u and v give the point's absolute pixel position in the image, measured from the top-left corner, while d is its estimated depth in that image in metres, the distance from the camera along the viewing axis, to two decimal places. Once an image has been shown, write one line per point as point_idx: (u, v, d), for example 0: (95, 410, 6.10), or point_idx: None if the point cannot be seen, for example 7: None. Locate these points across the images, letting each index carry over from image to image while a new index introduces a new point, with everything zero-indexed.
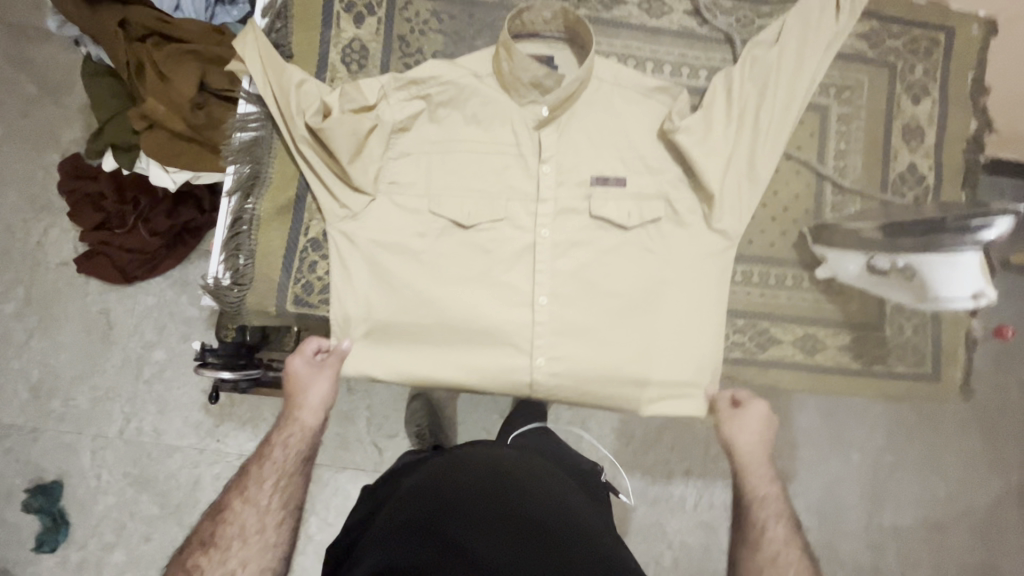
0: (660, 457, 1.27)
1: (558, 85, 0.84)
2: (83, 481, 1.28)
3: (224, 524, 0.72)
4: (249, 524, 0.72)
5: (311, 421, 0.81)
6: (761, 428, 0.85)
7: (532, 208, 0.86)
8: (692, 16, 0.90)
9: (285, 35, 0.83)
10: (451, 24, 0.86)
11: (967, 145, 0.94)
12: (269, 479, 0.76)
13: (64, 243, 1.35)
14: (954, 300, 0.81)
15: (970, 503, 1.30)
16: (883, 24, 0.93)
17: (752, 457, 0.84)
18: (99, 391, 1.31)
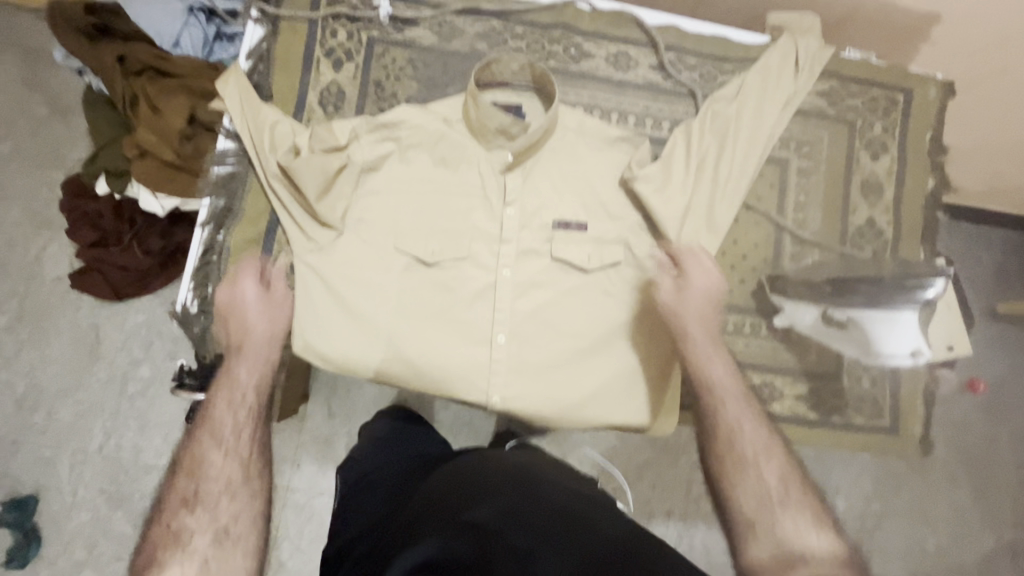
0: (637, 497, 1.26)
1: (523, 133, 0.86)
2: (59, 496, 1.29)
3: (188, 481, 0.74)
4: (207, 482, 0.74)
5: (256, 338, 0.82)
6: (704, 272, 0.82)
7: (495, 248, 0.89)
8: (657, 70, 0.94)
9: (266, 77, 0.88)
10: (425, 72, 0.91)
11: (926, 201, 0.96)
12: (218, 434, 0.78)
13: (61, 258, 1.39)
14: (894, 356, 0.87)
15: (959, 556, 1.30)
16: (843, 83, 0.97)
17: (701, 339, 0.81)
18: (82, 405, 1.32)
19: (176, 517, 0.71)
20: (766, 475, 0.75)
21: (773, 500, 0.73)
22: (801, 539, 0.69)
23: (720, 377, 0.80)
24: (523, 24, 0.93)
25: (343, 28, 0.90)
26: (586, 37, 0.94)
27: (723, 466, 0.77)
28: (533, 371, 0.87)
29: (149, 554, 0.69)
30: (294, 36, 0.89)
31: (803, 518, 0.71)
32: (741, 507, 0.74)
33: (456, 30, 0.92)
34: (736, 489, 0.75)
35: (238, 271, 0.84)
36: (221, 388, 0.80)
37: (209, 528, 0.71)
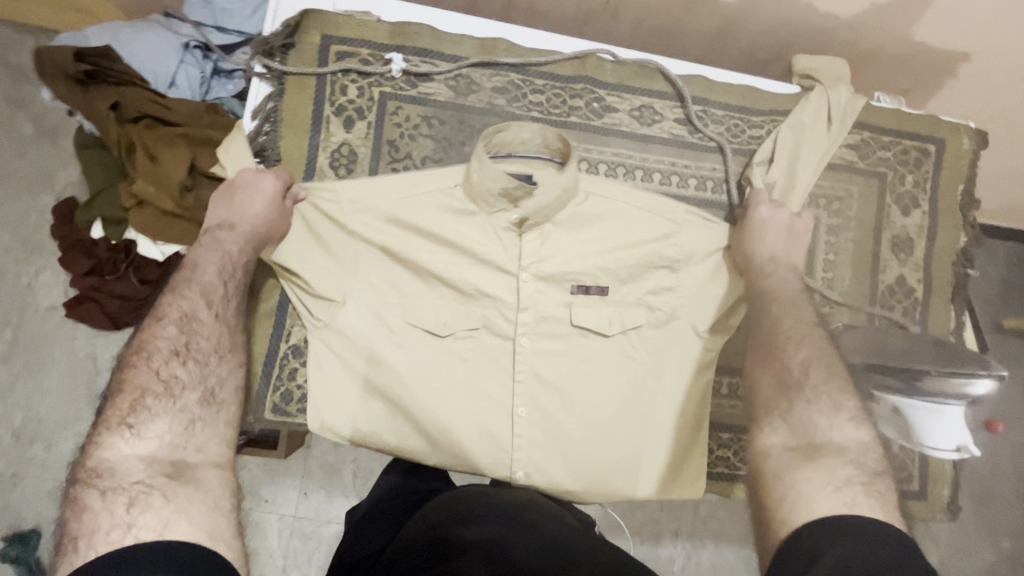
0: (651, 528, 1.25)
1: (528, 197, 0.82)
2: None
3: (156, 360, 0.67)
4: (185, 358, 0.68)
5: (250, 228, 0.78)
6: (777, 228, 0.83)
7: (511, 315, 0.85)
8: (683, 124, 0.90)
9: (273, 139, 0.84)
10: (440, 129, 0.87)
11: (956, 259, 0.94)
12: (210, 294, 0.74)
13: (55, 286, 1.33)
14: (941, 449, 0.75)
15: (962, 570, 1.32)
16: (875, 135, 0.93)
17: (765, 254, 0.82)
18: (83, 437, 1.29)
19: (156, 361, 0.67)
20: (791, 360, 0.72)
21: (795, 383, 0.70)
22: (824, 429, 0.66)
23: (782, 283, 0.80)
24: (544, 77, 0.88)
25: (353, 84, 0.85)
26: (609, 90, 0.89)
27: (757, 351, 0.76)
28: (552, 438, 0.84)
29: (125, 395, 0.64)
30: (302, 92, 0.84)
31: (826, 403, 0.67)
32: (762, 395, 0.72)
33: (473, 84, 0.87)
34: (763, 372, 0.73)
35: (243, 175, 0.80)
36: (193, 275, 0.74)
37: (187, 393, 0.66)
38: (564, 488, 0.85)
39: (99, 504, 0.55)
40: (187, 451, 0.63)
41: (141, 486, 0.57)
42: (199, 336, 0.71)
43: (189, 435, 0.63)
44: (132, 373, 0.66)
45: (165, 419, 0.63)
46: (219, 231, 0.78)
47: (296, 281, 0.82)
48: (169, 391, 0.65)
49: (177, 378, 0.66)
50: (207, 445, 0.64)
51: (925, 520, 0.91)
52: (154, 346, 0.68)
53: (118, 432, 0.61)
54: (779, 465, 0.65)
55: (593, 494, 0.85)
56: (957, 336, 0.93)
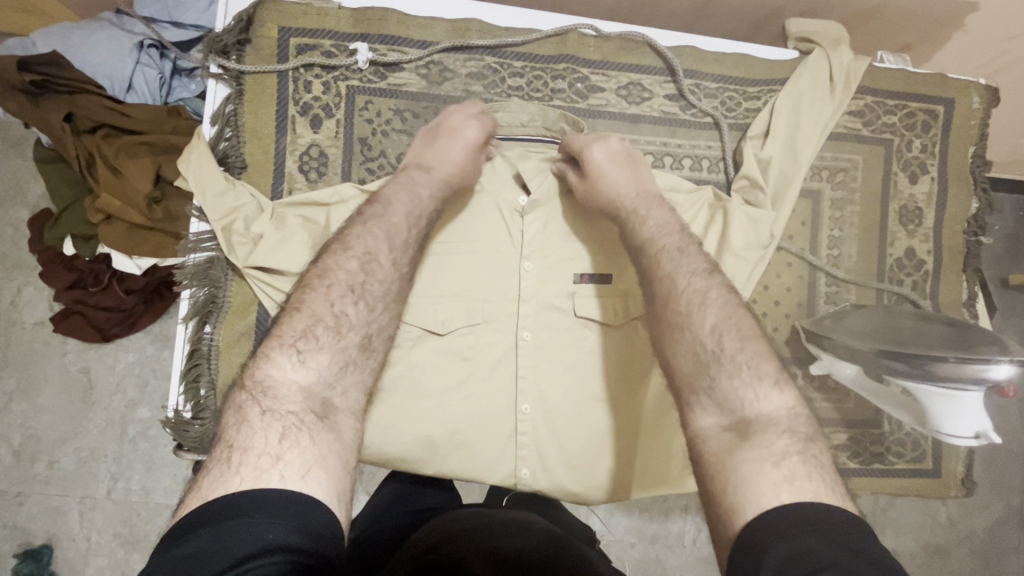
0: (663, 508, 1.23)
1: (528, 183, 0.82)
2: (73, 544, 1.23)
3: (334, 291, 0.62)
4: (359, 297, 0.63)
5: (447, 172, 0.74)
6: (619, 162, 0.77)
7: (512, 309, 0.81)
8: (674, 100, 0.84)
9: (235, 145, 0.77)
10: (415, 123, 0.81)
11: (967, 226, 0.89)
12: (393, 236, 0.68)
13: (39, 301, 1.29)
14: (955, 436, 0.69)
15: (971, 526, 1.32)
16: (878, 99, 0.87)
17: (628, 196, 0.74)
18: (84, 452, 1.26)
19: (336, 292, 0.62)
20: (700, 330, 0.63)
21: (710, 356, 0.61)
22: (748, 400, 0.58)
23: (659, 223, 0.72)
24: (522, 59, 0.82)
25: (317, 79, 0.79)
26: (594, 69, 0.83)
27: (660, 327, 0.67)
28: (563, 435, 0.80)
29: (298, 314, 0.60)
30: (263, 92, 0.78)
31: (745, 370, 0.60)
32: (681, 372, 0.63)
33: (448, 71, 0.81)
34: (673, 351, 0.65)
35: (444, 122, 0.76)
36: (383, 211, 0.69)
37: (354, 332, 0.61)
38: (566, 483, 0.81)
39: (259, 423, 0.52)
40: (336, 396, 0.57)
41: (294, 419, 0.53)
42: (375, 279, 0.64)
43: (339, 381, 0.58)
44: (308, 296, 0.61)
45: (327, 355, 0.58)
46: (412, 172, 0.74)
47: (281, 289, 0.74)
48: (337, 328, 0.60)
49: (347, 315, 0.61)
50: (350, 392, 0.58)
51: (940, 497, 0.88)
52: (334, 274, 0.63)
53: (284, 352, 0.57)
54: (720, 452, 0.57)
55: (592, 488, 0.81)
56: (969, 307, 0.89)
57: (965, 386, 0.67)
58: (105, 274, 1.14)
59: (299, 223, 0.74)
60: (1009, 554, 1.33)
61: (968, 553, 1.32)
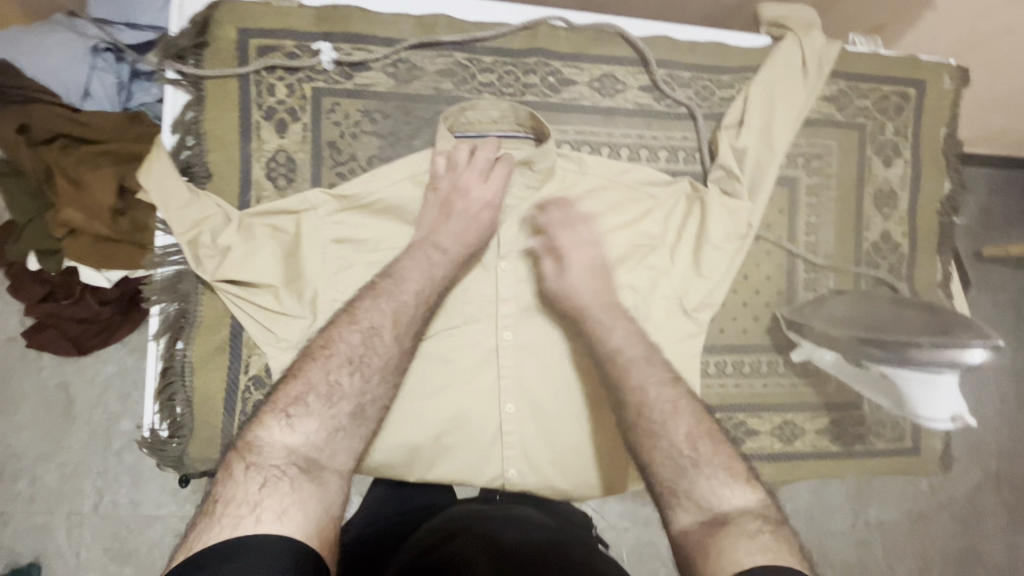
0: None
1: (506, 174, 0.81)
2: (62, 560, 1.21)
3: (333, 361, 0.64)
4: (354, 368, 0.65)
5: (457, 241, 0.75)
6: (589, 270, 0.77)
7: (493, 309, 0.80)
8: (648, 91, 0.83)
9: (198, 154, 0.75)
10: (385, 123, 0.78)
11: (940, 207, 0.90)
12: (399, 312, 0.69)
13: (10, 317, 1.25)
14: (932, 420, 0.72)
15: (951, 494, 1.36)
16: (851, 83, 0.87)
17: (594, 307, 0.75)
18: (68, 467, 1.23)
19: (333, 363, 0.64)
20: (676, 439, 0.67)
21: (688, 462, 0.65)
22: (722, 501, 0.63)
23: (621, 342, 0.74)
24: (492, 54, 0.80)
25: (281, 82, 0.76)
26: (565, 62, 0.81)
27: (633, 429, 0.69)
28: (545, 431, 0.80)
29: (295, 383, 0.63)
30: (224, 97, 0.75)
31: (721, 478, 0.64)
32: (668, 475, 0.66)
33: (416, 69, 0.79)
34: (650, 452, 0.67)
35: (460, 189, 0.76)
36: (395, 288, 0.70)
37: (346, 402, 0.63)
38: (553, 482, 0.81)
39: (242, 477, 0.56)
40: (323, 462, 0.60)
41: (277, 471, 0.57)
42: (376, 352, 0.66)
43: (325, 447, 0.61)
44: (307, 365, 0.64)
45: (316, 421, 0.61)
46: (425, 247, 0.74)
47: (255, 301, 0.73)
48: (329, 397, 0.62)
49: (340, 386, 0.63)
50: (339, 457, 0.62)
51: (919, 474, 0.90)
52: (334, 345, 0.65)
53: (275, 418, 0.60)
54: (698, 541, 0.61)
55: (579, 485, 0.81)
56: (944, 287, 0.90)
57: (938, 370, 0.69)
58: (78, 286, 1.10)
59: (267, 233, 0.73)
60: (988, 519, 1.37)
61: (949, 519, 1.36)
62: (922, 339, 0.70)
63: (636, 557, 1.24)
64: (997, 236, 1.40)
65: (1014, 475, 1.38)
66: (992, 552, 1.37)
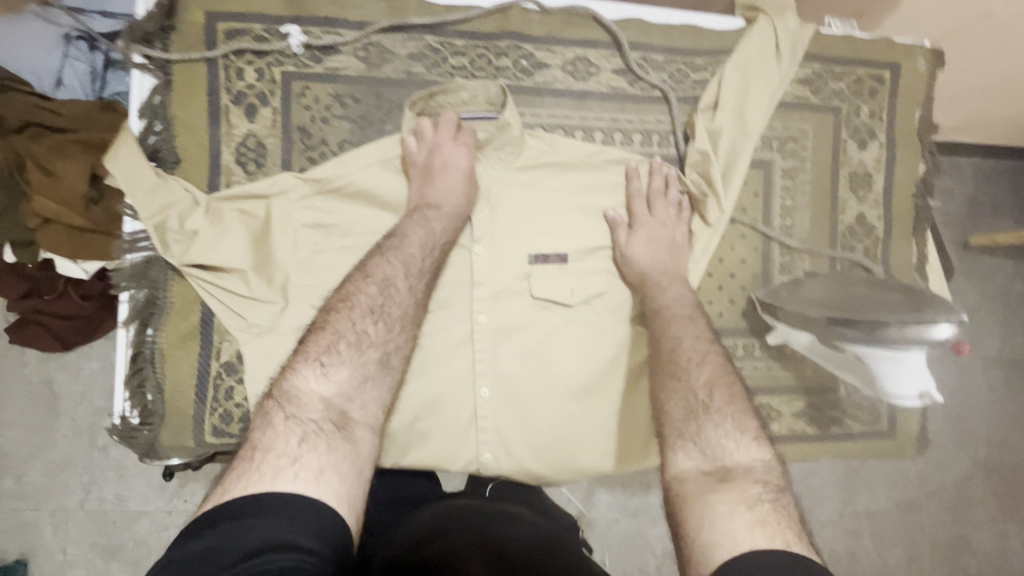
0: (643, 483, 1.25)
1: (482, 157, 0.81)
2: (49, 557, 1.21)
3: (356, 311, 0.65)
4: (377, 317, 0.66)
5: (455, 204, 0.75)
6: (653, 241, 0.79)
7: (467, 293, 0.80)
8: (621, 74, 0.83)
9: (166, 139, 0.74)
10: (356, 108, 0.78)
11: (916, 189, 0.90)
12: (410, 264, 0.70)
13: None
14: (900, 397, 0.72)
15: (939, 481, 1.37)
16: (826, 65, 0.87)
17: (655, 271, 0.78)
18: (53, 464, 1.22)
19: (356, 312, 0.65)
20: (695, 384, 0.68)
21: (701, 407, 0.66)
22: (727, 451, 0.62)
23: (677, 298, 0.76)
24: (464, 37, 0.79)
25: (249, 66, 0.76)
26: (538, 45, 0.81)
27: (659, 378, 0.71)
28: (520, 416, 0.80)
29: (322, 334, 0.64)
30: (192, 82, 0.75)
31: (729, 429, 0.63)
32: (678, 418, 0.66)
33: (386, 53, 0.78)
34: (666, 399, 0.69)
35: (438, 156, 0.76)
36: (401, 243, 0.71)
37: (372, 351, 0.64)
38: (530, 465, 0.81)
39: (282, 425, 0.56)
40: (355, 409, 0.61)
41: (314, 425, 0.57)
42: (393, 301, 0.68)
43: (358, 395, 0.62)
44: (332, 316, 0.65)
45: (348, 369, 0.62)
46: (424, 209, 0.74)
47: (225, 286, 0.72)
48: (357, 344, 0.64)
49: (365, 335, 0.64)
50: (371, 405, 0.62)
51: (897, 455, 0.90)
52: (354, 297, 0.66)
53: (308, 365, 0.61)
54: (694, 489, 0.60)
55: (557, 467, 0.81)
56: (920, 269, 0.90)
57: (907, 346, 0.69)
58: (59, 281, 1.08)
59: (236, 217, 0.72)
60: (976, 506, 1.38)
61: (936, 506, 1.36)
62: (884, 314, 0.70)
63: (624, 546, 1.24)
64: (983, 224, 1.40)
65: (1002, 463, 1.39)
66: (980, 538, 1.37)
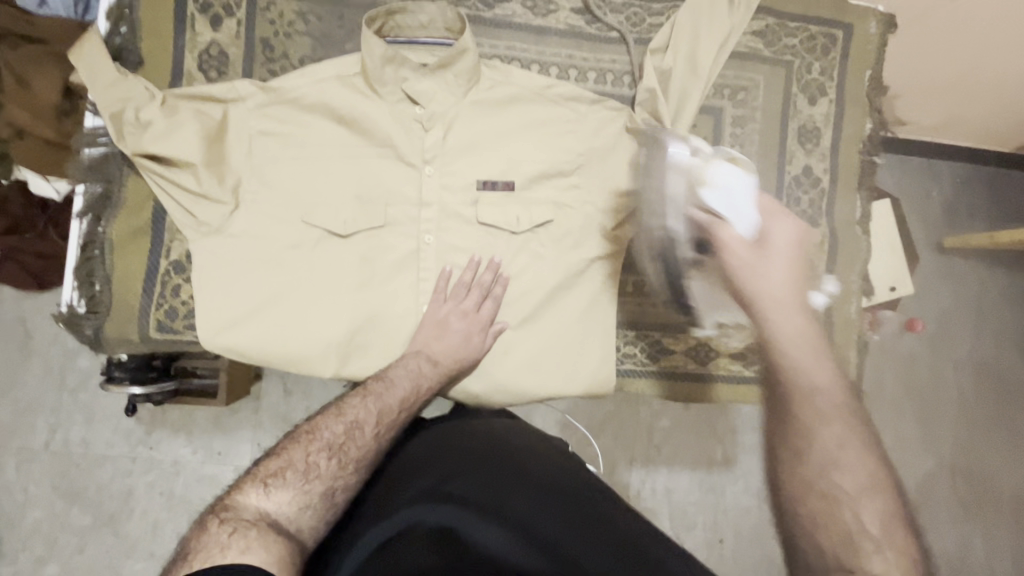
0: (608, 461, 1.24)
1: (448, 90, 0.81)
2: (10, 494, 1.21)
3: (315, 443, 0.64)
4: (334, 454, 0.64)
5: (444, 359, 0.77)
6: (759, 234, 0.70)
7: (415, 212, 0.81)
8: (579, 13, 0.86)
9: (132, 41, 0.77)
10: (318, 26, 0.81)
11: (863, 145, 0.93)
12: (384, 413, 0.69)
13: None
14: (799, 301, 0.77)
15: (903, 479, 1.37)
16: (779, 21, 0.90)
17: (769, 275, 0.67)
18: (20, 403, 1.23)
19: (315, 445, 0.63)
20: (848, 470, 0.54)
21: (842, 492, 0.54)
22: (861, 556, 0.51)
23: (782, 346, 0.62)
24: None
25: None
26: None
27: (785, 425, 0.57)
28: None
29: (278, 458, 0.62)
30: None
31: (888, 546, 0.51)
32: (845, 489, 0.54)
33: None
34: (789, 470, 0.56)
35: (458, 355, 0.78)
36: (384, 388, 0.71)
37: (322, 482, 0.61)
38: (467, 386, 0.82)
39: (215, 529, 0.53)
40: (289, 533, 0.57)
41: (249, 522, 0.55)
42: (355, 444, 0.66)
43: (299, 520, 0.58)
44: (293, 443, 0.64)
45: (293, 493, 0.59)
46: (418, 357, 0.76)
47: (176, 181, 0.74)
48: (307, 475, 0.61)
49: (317, 468, 0.62)
50: (306, 534, 0.58)
51: None
52: (320, 431, 0.65)
53: (255, 485, 0.59)
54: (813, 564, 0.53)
55: (491, 391, 0.83)
56: (863, 224, 0.93)
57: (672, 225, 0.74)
58: (41, 220, 1.11)
59: (192, 113, 0.75)
60: (939, 506, 1.37)
61: None
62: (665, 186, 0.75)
63: None
64: (951, 224, 1.42)
65: (963, 462, 1.39)
66: (941, 537, 1.37)
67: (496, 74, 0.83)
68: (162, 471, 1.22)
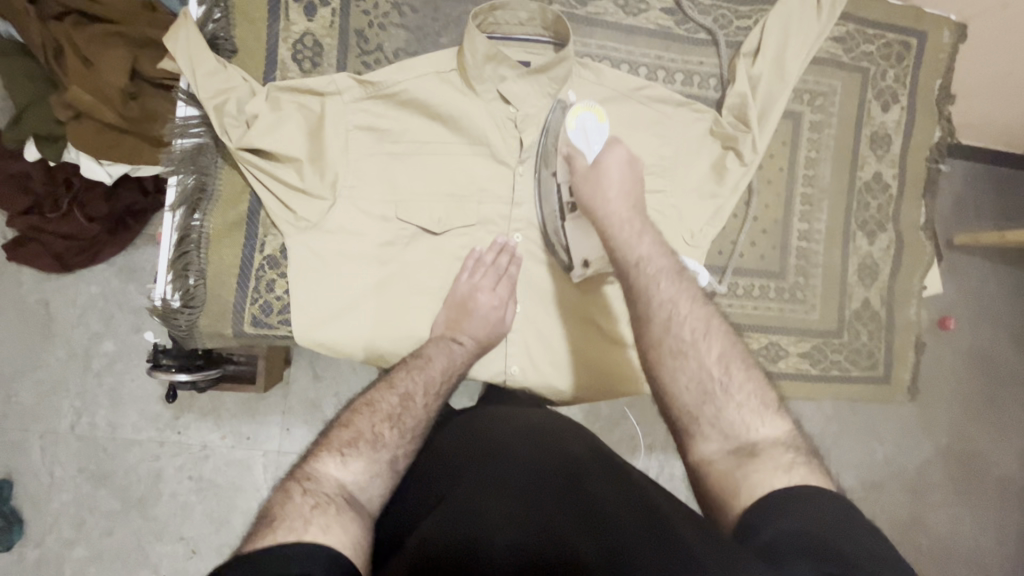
0: (631, 446, 1.27)
1: (544, 84, 0.80)
2: (35, 478, 1.17)
3: (378, 415, 0.61)
4: (396, 424, 0.62)
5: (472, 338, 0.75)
6: (628, 169, 0.73)
7: (507, 211, 0.82)
8: (669, 13, 0.86)
9: (225, 27, 0.75)
10: (413, 18, 0.80)
11: (930, 154, 0.95)
12: (431, 384, 0.67)
13: None
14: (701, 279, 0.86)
15: (905, 464, 1.43)
16: (860, 27, 0.91)
17: (623, 208, 0.71)
18: (44, 385, 1.19)
19: (378, 414, 0.61)
20: (705, 359, 0.58)
21: (718, 386, 0.57)
22: (753, 428, 0.55)
23: (646, 252, 0.67)
24: None
25: None
26: None
27: (655, 351, 0.61)
28: (543, 335, 0.83)
29: (346, 429, 0.60)
30: None
31: (753, 400, 0.57)
32: (686, 362, 0.59)
33: None
34: (673, 376, 0.59)
35: (488, 333, 0.76)
36: (425, 364, 0.70)
37: (389, 451, 0.60)
38: (555, 384, 0.83)
39: (298, 499, 0.51)
40: (361, 506, 0.55)
41: (330, 497, 0.52)
42: (412, 414, 0.63)
43: (370, 491, 0.56)
44: (356, 416, 0.61)
45: (366, 463, 0.57)
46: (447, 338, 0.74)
47: (277, 176, 0.74)
48: (376, 444, 0.59)
49: (383, 438, 0.60)
50: (376, 504, 0.57)
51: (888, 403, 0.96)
52: (378, 402, 0.63)
53: (330, 454, 0.57)
54: (726, 473, 0.53)
55: (579, 391, 0.84)
56: (927, 230, 0.96)
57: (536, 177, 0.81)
58: (64, 200, 1.07)
59: (294, 107, 0.75)
60: (940, 489, 1.44)
61: (902, 489, 1.42)
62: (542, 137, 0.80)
63: None
64: (974, 226, 1.47)
65: (968, 453, 1.46)
66: (942, 519, 1.44)
67: (587, 73, 0.83)
68: (192, 455, 1.19)
